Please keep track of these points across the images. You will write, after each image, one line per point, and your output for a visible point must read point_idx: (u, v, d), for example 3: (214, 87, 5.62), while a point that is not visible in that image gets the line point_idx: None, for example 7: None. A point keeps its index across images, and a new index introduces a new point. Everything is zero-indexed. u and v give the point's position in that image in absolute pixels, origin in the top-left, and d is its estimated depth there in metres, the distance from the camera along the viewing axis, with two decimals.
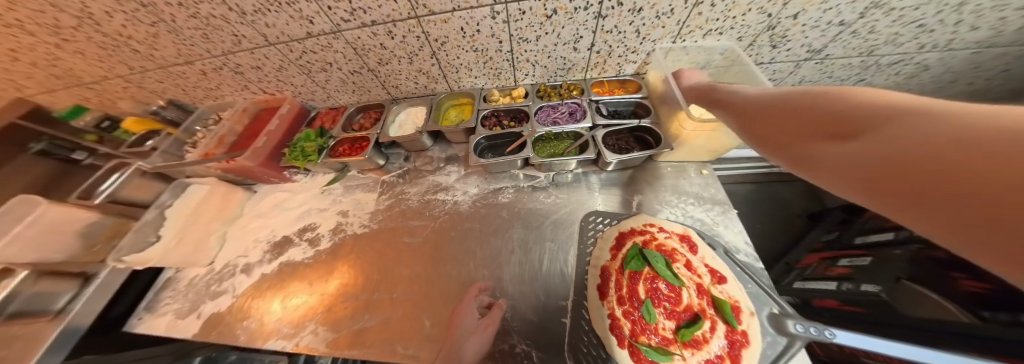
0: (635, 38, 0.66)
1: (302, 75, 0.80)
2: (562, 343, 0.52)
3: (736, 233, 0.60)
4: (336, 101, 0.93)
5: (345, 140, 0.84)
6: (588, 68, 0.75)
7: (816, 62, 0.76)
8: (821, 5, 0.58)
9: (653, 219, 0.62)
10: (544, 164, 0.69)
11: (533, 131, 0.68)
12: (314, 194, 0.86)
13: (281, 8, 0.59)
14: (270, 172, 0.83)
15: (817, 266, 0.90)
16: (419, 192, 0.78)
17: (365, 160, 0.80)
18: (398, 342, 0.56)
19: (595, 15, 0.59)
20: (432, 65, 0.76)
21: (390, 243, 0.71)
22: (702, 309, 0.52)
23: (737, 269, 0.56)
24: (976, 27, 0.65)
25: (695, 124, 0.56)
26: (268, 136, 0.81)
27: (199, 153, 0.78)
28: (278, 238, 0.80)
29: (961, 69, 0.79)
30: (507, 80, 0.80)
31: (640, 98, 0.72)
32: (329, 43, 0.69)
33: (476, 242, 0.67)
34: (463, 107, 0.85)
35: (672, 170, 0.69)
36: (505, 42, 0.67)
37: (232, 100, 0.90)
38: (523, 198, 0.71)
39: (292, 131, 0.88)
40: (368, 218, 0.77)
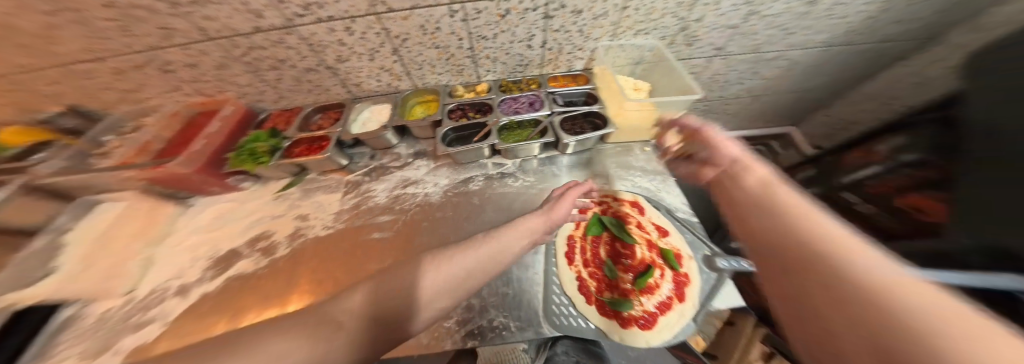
0: (580, 37, 0.76)
1: (249, 73, 0.75)
2: (538, 308, 0.56)
3: (675, 196, 0.70)
4: (290, 101, 0.88)
5: (303, 140, 0.80)
6: (543, 64, 0.84)
7: (722, 58, 0.94)
8: (715, 12, 0.75)
9: (607, 191, 0.70)
10: (509, 150, 0.73)
11: (496, 120, 0.73)
12: (267, 201, 0.79)
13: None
14: (211, 179, 0.74)
15: None
16: (387, 188, 0.77)
17: (326, 160, 0.77)
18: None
19: (543, 15, 0.67)
20: (395, 62, 0.77)
21: (357, 241, 0.69)
22: (655, 263, 0.60)
23: (677, 224, 0.65)
24: (819, 31, 0.88)
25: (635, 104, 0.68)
26: (207, 139, 0.73)
27: (115, 162, 0.68)
28: (224, 252, 0.72)
29: (819, 63, 1.04)
30: (470, 76, 0.84)
31: (590, 89, 0.82)
32: (281, 39, 0.67)
33: (449, 228, 0.68)
34: (429, 103, 0.86)
35: (621, 149, 0.79)
36: (465, 39, 0.72)
37: (160, 103, 0.81)
38: (493, 184, 0.74)
39: (236, 136, 0.81)
40: (332, 219, 0.74)
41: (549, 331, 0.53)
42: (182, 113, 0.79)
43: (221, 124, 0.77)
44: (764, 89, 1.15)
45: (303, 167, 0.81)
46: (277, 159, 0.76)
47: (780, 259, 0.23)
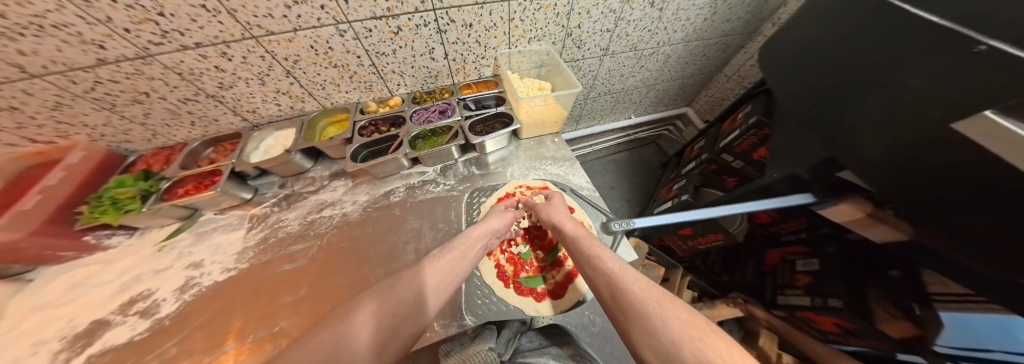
0: (479, 47, 0.83)
1: (100, 110, 0.64)
2: (460, 302, 0.57)
3: (579, 177, 0.80)
4: (170, 139, 0.80)
5: (189, 178, 0.72)
6: (452, 74, 0.90)
7: (611, 56, 1.12)
8: (590, 20, 0.89)
9: (521, 182, 0.78)
10: (425, 159, 0.77)
11: (407, 131, 0.76)
12: (144, 255, 0.68)
13: (44, 32, 0.46)
14: (57, 243, 0.61)
15: (664, 194, 1.59)
16: (300, 215, 0.73)
17: (221, 197, 0.70)
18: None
19: (436, 30, 0.72)
20: (291, 84, 0.75)
21: (265, 277, 0.64)
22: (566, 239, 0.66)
23: (580, 201, 0.75)
24: (676, 30, 1.11)
25: (540, 100, 0.76)
26: (45, 194, 0.59)
27: None
28: (83, 326, 0.59)
29: (687, 55, 1.30)
30: (381, 91, 0.86)
31: (498, 93, 0.90)
32: (138, 70, 0.59)
33: (372, 243, 0.68)
34: (342, 123, 0.87)
35: (532, 143, 0.89)
36: (363, 56, 0.73)
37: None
38: (415, 193, 0.76)
39: (95, 185, 0.68)
40: (234, 259, 0.67)
41: (468, 323, 0.54)
42: (7, 169, 0.63)
43: (67, 174, 0.63)
44: (655, 78, 1.39)
45: (195, 208, 0.73)
46: (152, 204, 0.66)
47: (604, 284, 0.35)
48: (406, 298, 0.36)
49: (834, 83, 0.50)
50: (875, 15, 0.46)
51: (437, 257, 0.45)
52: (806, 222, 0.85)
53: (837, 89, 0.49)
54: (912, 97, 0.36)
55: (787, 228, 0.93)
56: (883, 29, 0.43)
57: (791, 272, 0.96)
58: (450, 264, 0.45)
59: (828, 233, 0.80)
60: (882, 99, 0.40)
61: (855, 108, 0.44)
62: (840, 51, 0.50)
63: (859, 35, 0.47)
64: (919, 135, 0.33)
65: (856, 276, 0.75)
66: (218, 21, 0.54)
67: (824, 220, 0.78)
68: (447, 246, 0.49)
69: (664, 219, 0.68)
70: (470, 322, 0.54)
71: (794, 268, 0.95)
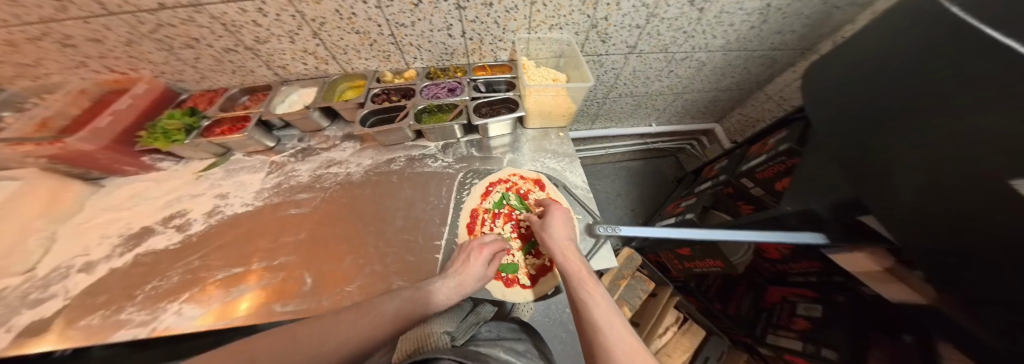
0: (497, 28, 0.82)
1: (162, 51, 0.73)
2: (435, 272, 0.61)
3: (576, 175, 0.79)
4: (214, 84, 0.87)
5: (225, 120, 0.81)
6: (468, 53, 0.90)
7: (637, 56, 1.05)
8: (618, 12, 0.84)
9: (516, 170, 0.78)
10: (428, 134, 0.80)
11: (415, 103, 0.79)
12: (185, 180, 0.79)
13: None
14: (122, 158, 0.72)
15: (669, 210, 1.52)
16: (311, 168, 0.80)
17: (248, 141, 0.79)
18: (279, 294, 0.59)
19: (454, 6, 0.72)
20: (317, 45, 0.80)
21: (274, 216, 0.72)
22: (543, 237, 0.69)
23: (572, 199, 0.73)
24: (716, 35, 1.01)
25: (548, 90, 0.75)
26: (115, 116, 0.70)
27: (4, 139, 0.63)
28: (135, 229, 0.71)
29: (725, 65, 1.19)
30: (398, 62, 0.89)
31: (510, 78, 0.89)
32: (190, 17, 0.66)
33: (371, 203, 0.74)
34: (360, 89, 0.92)
35: (536, 134, 0.89)
36: (383, 26, 0.76)
37: (64, 80, 0.74)
38: (414, 165, 0.81)
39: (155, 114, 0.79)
40: (253, 197, 0.76)
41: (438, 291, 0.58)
42: (92, 91, 0.75)
43: (133, 102, 0.74)
44: (684, 86, 1.29)
45: (227, 148, 0.83)
46: (194, 139, 0.75)
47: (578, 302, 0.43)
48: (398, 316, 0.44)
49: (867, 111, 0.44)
50: (952, 42, 0.37)
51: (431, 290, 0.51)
52: (818, 267, 0.83)
53: (878, 118, 0.41)
54: (960, 136, 0.29)
55: (797, 270, 0.92)
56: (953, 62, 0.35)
57: (789, 315, 0.93)
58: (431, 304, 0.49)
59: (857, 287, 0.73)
60: (925, 144, 0.32)
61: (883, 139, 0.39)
62: (892, 83, 0.42)
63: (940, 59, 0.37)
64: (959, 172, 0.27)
65: (864, 329, 0.71)
66: None
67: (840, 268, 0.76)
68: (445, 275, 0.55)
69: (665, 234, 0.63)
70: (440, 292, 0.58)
71: (793, 310, 0.93)
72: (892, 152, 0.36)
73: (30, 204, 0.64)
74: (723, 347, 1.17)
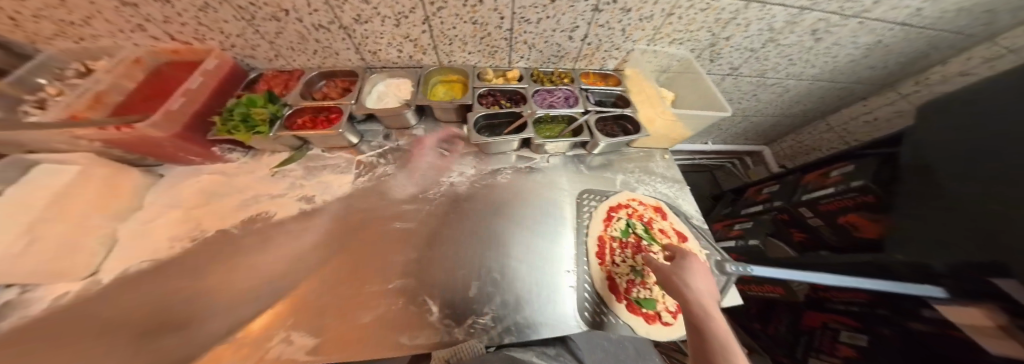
0: (620, 36, 0.76)
1: (240, 20, 0.59)
2: (572, 305, 0.58)
3: (687, 203, 0.78)
4: (288, 65, 0.77)
5: (306, 110, 0.70)
6: (577, 58, 0.83)
7: (733, 77, 1.02)
8: (743, 34, 0.82)
9: (633, 194, 0.75)
10: (541, 147, 0.74)
11: (533, 112, 0.71)
12: (260, 177, 0.68)
13: None
14: (192, 148, 0.61)
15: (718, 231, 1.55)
16: (408, 174, 0.71)
17: (336, 137, 0.69)
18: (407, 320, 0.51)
19: (592, 8, 0.64)
20: (423, 33, 0.69)
21: (377, 229, 0.64)
22: None
23: (693, 230, 0.72)
24: (815, 65, 0.99)
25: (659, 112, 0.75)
26: (186, 97, 0.58)
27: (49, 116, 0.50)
28: (210, 233, 0.61)
29: (804, 94, 1.18)
30: (501, 60, 0.80)
31: (621, 92, 0.83)
32: None
33: (471, 222, 0.66)
34: (453, 85, 0.82)
35: (641, 154, 0.85)
36: (507, 19, 0.66)
37: (115, 45, 0.60)
38: (522, 179, 0.75)
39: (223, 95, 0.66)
40: (345, 203, 0.67)
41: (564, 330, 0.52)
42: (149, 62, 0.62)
43: (203, 80, 0.61)
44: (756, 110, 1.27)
45: (306, 141, 0.72)
46: (278, 131, 0.64)
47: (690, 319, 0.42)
48: None
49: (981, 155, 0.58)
50: None
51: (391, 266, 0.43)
52: (865, 298, 0.88)
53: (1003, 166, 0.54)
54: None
55: (840, 298, 0.97)
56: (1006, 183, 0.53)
57: (833, 341, 0.95)
58: None
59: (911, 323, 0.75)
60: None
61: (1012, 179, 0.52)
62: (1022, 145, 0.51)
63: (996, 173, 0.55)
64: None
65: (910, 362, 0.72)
66: None
67: (894, 302, 0.79)
68: None
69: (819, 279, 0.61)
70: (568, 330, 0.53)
71: (836, 337, 0.94)
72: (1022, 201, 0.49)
73: (86, 199, 0.51)
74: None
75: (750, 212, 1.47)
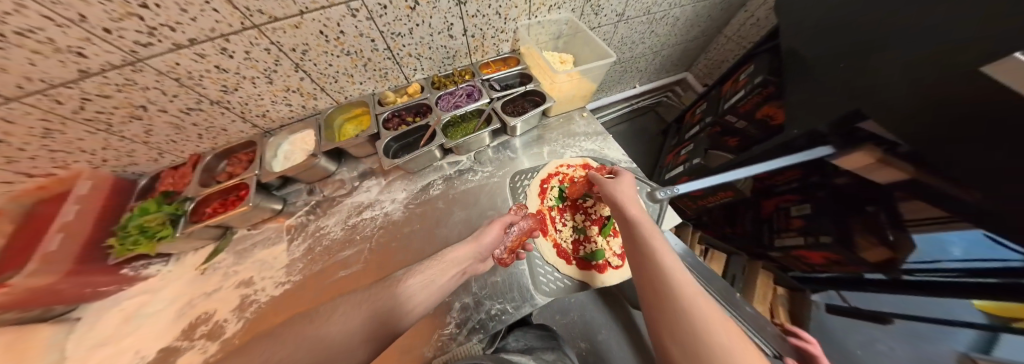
0: (498, 19, 0.78)
1: (97, 132, 0.57)
2: (527, 284, 0.62)
3: (615, 151, 0.84)
4: (177, 156, 0.74)
5: (212, 195, 0.67)
6: (470, 53, 0.86)
7: (623, 23, 1.08)
8: None
9: (561, 161, 0.80)
10: (460, 147, 0.76)
11: (438, 119, 0.73)
12: (189, 280, 0.65)
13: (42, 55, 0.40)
14: (95, 279, 0.56)
15: (668, 160, 1.66)
16: (341, 220, 0.71)
17: (252, 211, 0.66)
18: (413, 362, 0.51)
19: (455, 2, 0.66)
20: (301, 79, 0.69)
21: (322, 287, 0.62)
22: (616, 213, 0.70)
23: (622, 173, 0.78)
24: None
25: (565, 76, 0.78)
26: (65, 230, 0.52)
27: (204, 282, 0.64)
28: (152, 356, 0.55)
29: (693, 17, 1.26)
30: (397, 79, 0.83)
31: (522, 70, 0.87)
32: (130, 79, 0.50)
33: (423, 277, 0.47)
34: (360, 118, 0.84)
35: (563, 120, 0.90)
36: (378, 39, 0.68)
37: None
38: (454, 184, 0.76)
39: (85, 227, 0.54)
40: (284, 273, 0.65)
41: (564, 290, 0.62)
42: None
43: (82, 206, 0.57)
44: (662, 43, 1.36)
45: (225, 226, 0.69)
46: (184, 227, 0.62)
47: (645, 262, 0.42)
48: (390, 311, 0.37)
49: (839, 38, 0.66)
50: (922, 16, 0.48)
51: (425, 276, 0.47)
52: (799, 173, 0.92)
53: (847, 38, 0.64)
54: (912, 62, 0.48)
55: (782, 180, 1.01)
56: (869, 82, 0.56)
57: (786, 218, 1.00)
58: (435, 288, 0.47)
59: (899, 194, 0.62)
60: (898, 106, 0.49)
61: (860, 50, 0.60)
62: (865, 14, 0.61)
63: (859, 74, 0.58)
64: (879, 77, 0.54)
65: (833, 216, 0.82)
66: (212, 9, 0.46)
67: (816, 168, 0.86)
68: (429, 260, 0.52)
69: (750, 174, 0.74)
70: (510, 318, 0.57)
71: (787, 214, 0.99)
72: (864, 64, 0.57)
73: None
74: None
75: (688, 136, 1.56)
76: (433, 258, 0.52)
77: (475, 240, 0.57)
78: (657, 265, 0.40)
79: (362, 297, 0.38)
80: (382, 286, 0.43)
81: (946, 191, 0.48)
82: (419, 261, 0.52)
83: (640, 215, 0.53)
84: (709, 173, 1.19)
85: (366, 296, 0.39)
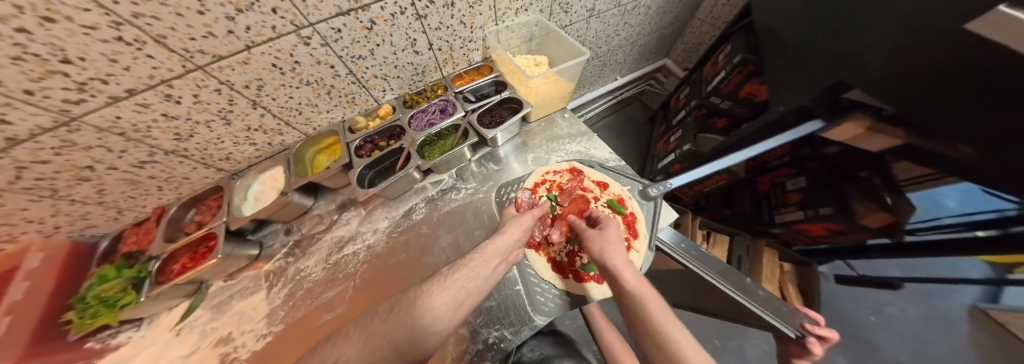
0: (464, 29, 0.76)
1: (41, 200, 0.52)
2: (524, 305, 0.58)
3: (600, 150, 0.81)
4: (139, 211, 0.70)
5: (180, 250, 0.63)
6: (440, 66, 0.83)
7: (594, 17, 1.06)
8: None
9: (546, 167, 0.77)
10: (440, 166, 0.72)
11: (412, 139, 0.70)
12: (163, 344, 0.60)
13: None
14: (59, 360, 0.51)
15: (658, 147, 1.65)
16: (322, 258, 0.67)
17: (225, 261, 0.62)
18: None
19: (414, 17, 0.64)
20: (261, 115, 0.66)
21: (308, 334, 0.58)
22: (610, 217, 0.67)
23: (610, 173, 0.75)
24: None
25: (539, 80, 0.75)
26: (13, 313, 0.48)
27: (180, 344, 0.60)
28: None
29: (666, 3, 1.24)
30: (365, 103, 0.80)
31: (496, 77, 0.85)
32: (67, 140, 0.46)
33: (467, 271, 0.44)
34: (332, 147, 0.81)
35: (544, 124, 0.88)
36: (338, 65, 0.65)
37: None
38: (437, 205, 0.72)
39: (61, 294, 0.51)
40: (266, 323, 0.60)
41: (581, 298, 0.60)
42: None
43: (33, 282, 0.52)
44: (637, 32, 1.34)
45: (199, 281, 0.65)
46: (149, 290, 0.56)
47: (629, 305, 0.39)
48: (418, 330, 0.31)
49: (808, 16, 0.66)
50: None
51: (458, 279, 0.43)
52: (789, 147, 0.89)
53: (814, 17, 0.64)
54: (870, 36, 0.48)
55: (770, 157, 0.98)
56: (840, 57, 0.56)
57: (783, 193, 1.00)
58: (464, 294, 0.40)
59: (888, 159, 0.64)
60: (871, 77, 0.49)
61: (830, 25, 0.60)
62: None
63: (837, 48, 0.57)
64: (850, 52, 0.54)
65: (831, 187, 0.84)
66: (145, 55, 0.42)
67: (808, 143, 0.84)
68: (458, 263, 0.48)
69: (743, 157, 0.72)
70: (510, 345, 0.53)
71: (784, 189, 0.99)
72: (840, 38, 0.57)
73: None
74: (748, 242, 1.29)
75: (676, 122, 1.55)
76: (462, 262, 0.48)
77: (504, 232, 0.56)
78: (640, 308, 0.36)
79: (387, 315, 0.33)
80: (410, 298, 0.38)
81: (942, 152, 0.49)
82: (461, 258, 0.49)
83: (612, 249, 0.50)
84: (700, 158, 1.17)
85: (399, 310, 0.35)
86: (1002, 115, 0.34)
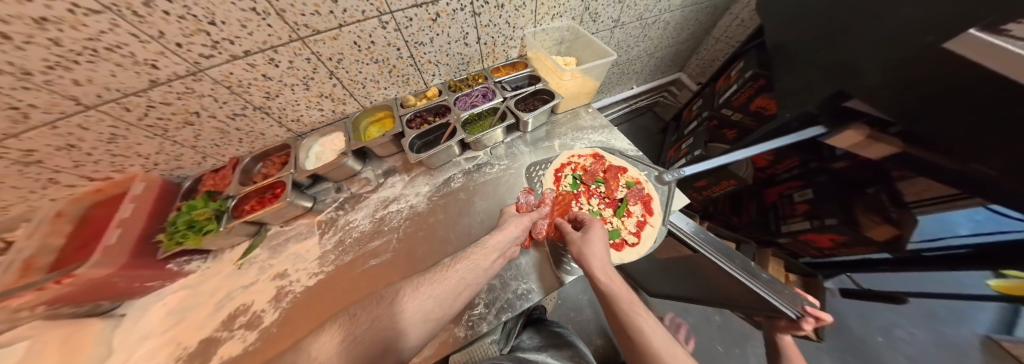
0: (508, 28, 0.87)
1: (153, 138, 0.63)
2: (549, 264, 0.65)
3: (620, 141, 0.89)
4: (218, 159, 0.81)
5: (251, 193, 0.72)
6: (482, 59, 0.95)
7: (618, 28, 1.17)
8: None
9: (571, 152, 0.86)
10: (478, 142, 0.81)
11: (457, 116, 0.80)
12: (227, 275, 0.68)
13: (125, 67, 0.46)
14: (147, 273, 0.59)
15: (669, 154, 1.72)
16: (368, 213, 0.75)
17: (286, 207, 0.70)
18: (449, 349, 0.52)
19: (470, 14, 0.75)
20: (334, 86, 0.77)
21: (354, 275, 0.65)
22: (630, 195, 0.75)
23: (630, 159, 0.83)
24: None
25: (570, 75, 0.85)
26: (122, 227, 0.56)
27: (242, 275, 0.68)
28: (194, 347, 0.57)
29: (682, 21, 1.35)
30: (416, 84, 0.91)
31: (530, 72, 0.95)
32: (190, 88, 0.57)
33: (468, 262, 0.52)
34: (383, 121, 0.91)
35: (569, 115, 0.97)
36: (402, 48, 0.76)
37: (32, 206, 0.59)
38: (473, 177, 0.81)
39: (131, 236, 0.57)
40: (318, 264, 0.68)
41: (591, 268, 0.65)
42: (71, 211, 0.59)
43: (136, 205, 0.62)
44: (655, 45, 1.46)
45: (261, 223, 0.74)
46: (228, 222, 0.66)
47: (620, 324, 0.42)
48: (385, 323, 0.36)
49: (811, 34, 0.74)
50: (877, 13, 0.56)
51: (450, 273, 0.49)
52: (797, 161, 0.97)
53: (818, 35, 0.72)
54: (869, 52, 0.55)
55: (782, 169, 1.05)
56: (842, 68, 0.63)
57: (790, 204, 1.07)
58: (447, 293, 0.45)
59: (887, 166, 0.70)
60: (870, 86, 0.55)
61: (835, 40, 0.67)
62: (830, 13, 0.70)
63: (837, 60, 0.65)
64: (848, 64, 0.61)
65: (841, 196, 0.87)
66: (267, 24, 0.53)
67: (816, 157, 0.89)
68: (458, 256, 0.55)
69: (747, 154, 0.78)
70: (537, 296, 0.60)
71: (791, 200, 1.06)
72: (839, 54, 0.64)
73: None
74: (755, 251, 1.30)
75: (687, 131, 1.63)
76: (457, 257, 0.54)
77: (503, 229, 0.60)
78: (635, 328, 0.40)
79: (355, 310, 0.37)
80: (389, 290, 0.44)
81: (933, 162, 0.55)
82: (460, 250, 0.57)
83: (603, 268, 0.52)
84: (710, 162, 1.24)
85: (377, 305, 0.39)
86: (985, 125, 0.39)
